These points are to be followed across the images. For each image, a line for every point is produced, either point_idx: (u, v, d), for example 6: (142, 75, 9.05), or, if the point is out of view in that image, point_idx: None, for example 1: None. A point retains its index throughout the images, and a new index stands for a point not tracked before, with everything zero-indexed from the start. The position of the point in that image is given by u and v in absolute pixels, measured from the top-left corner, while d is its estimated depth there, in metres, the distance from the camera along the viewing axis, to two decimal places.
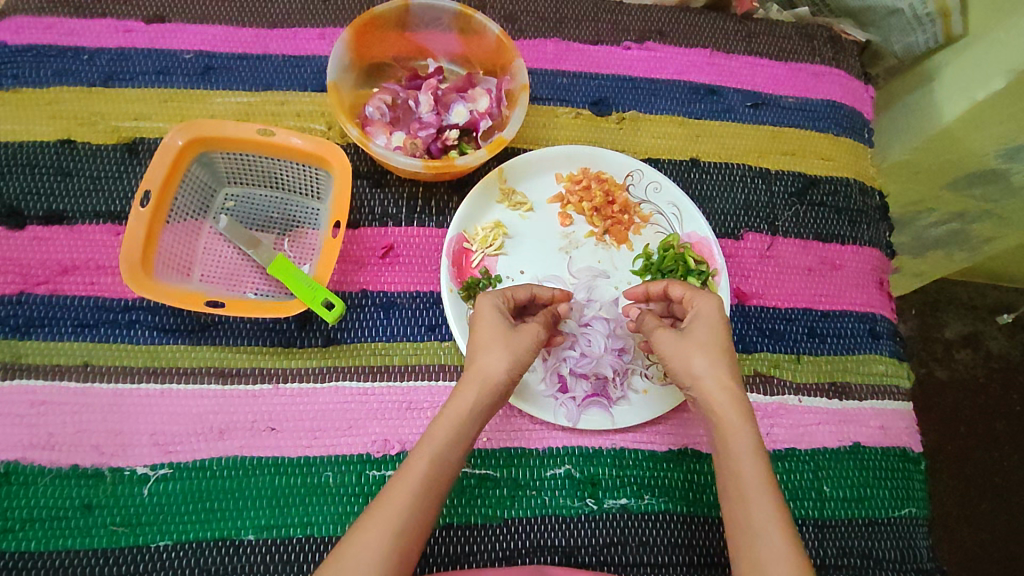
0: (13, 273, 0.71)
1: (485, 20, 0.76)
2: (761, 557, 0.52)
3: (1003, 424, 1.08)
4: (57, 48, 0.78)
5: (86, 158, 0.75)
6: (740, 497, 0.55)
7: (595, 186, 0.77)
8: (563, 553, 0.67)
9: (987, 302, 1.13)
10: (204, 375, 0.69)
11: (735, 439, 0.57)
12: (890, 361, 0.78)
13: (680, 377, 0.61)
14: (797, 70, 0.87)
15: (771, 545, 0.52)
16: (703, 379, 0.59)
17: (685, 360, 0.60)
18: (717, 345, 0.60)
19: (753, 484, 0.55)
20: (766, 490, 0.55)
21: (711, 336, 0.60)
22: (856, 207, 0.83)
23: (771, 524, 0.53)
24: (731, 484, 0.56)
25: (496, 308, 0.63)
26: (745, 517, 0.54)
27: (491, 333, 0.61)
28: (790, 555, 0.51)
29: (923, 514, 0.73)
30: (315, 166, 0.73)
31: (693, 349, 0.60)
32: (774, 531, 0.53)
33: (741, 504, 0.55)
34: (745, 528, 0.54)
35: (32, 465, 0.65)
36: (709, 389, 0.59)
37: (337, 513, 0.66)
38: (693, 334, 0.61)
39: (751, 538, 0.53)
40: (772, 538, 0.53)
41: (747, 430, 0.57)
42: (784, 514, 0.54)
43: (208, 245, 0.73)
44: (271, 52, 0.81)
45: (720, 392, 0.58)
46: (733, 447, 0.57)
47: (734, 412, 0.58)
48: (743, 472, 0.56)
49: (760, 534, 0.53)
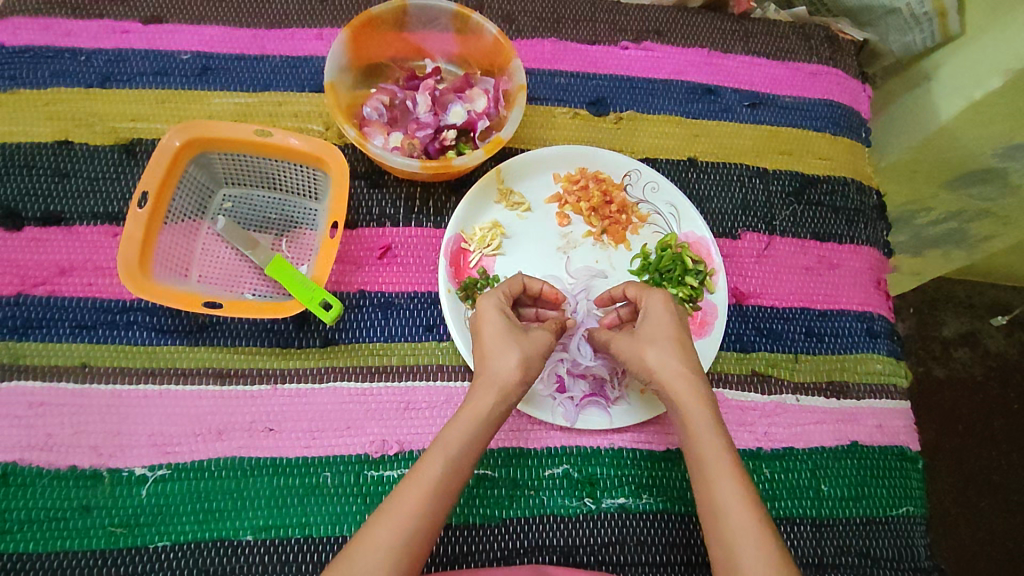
0: (11, 274, 0.71)
1: (482, 20, 0.76)
2: (728, 538, 0.53)
3: (1001, 422, 1.08)
4: (54, 49, 0.78)
5: (83, 159, 0.75)
6: (704, 480, 0.56)
7: (592, 185, 0.78)
8: (562, 553, 0.67)
9: (984, 300, 1.13)
10: (202, 376, 0.69)
11: (692, 422, 0.58)
12: (888, 360, 0.78)
13: (637, 372, 0.63)
14: (794, 69, 0.87)
15: (736, 523, 0.53)
16: (654, 369, 0.60)
17: (638, 354, 0.62)
18: (668, 335, 0.62)
19: (713, 465, 0.56)
20: (726, 471, 0.55)
21: (661, 328, 0.62)
22: (853, 206, 0.83)
23: (735, 503, 0.54)
24: (695, 470, 0.57)
25: (501, 309, 0.63)
26: (710, 499, 0.55)
27: (498, 334, 0.61)
28: (755, 533, 0.52)
29: (921, 512, 0.73)
30: (313, 167, 0.73)
31: (644, 342, 0.62)
32: (738, 509, 0.53)
33: (704, 488, 0.56)
34: (711, 510, 0.55)
35: (30, 466, 0.65)
36: (662, 378, 0.60)
37: (337, 513, 0.66)
38: (644, 328, 0.63)
39: (718, 521, 0.54)
40: (736, 516, 0.53)
41: (702, 413, 0.58)
42: (747, 492, 0.54)
43: (205, 247, 0.73)
44: (268, 53, 0.81)
45: (674, 382, 0.59)
46: (690, 431, 0.58)
47: (689, 396, 0.59)
48: (703, 455, 0.56)
49: (724, 515, 0.54)
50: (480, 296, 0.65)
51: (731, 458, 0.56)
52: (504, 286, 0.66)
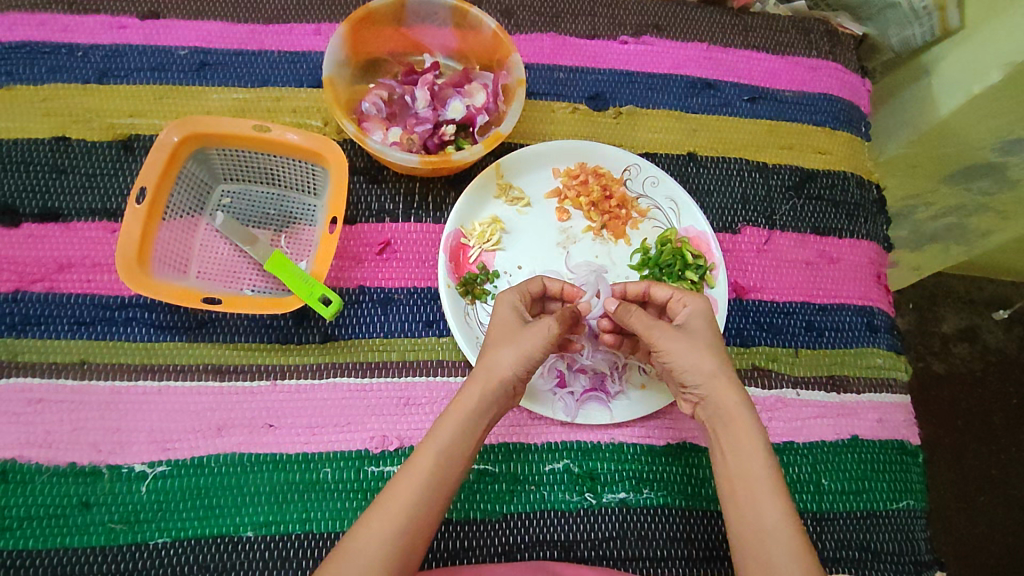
0: (9, 270, 0.70)
1: (481, 15, 0.75)
2: (774, 558, 0.52)
3: (1001, 417, 1.08)
4: (51, 45, 0.78)
5: (80, 155, 0.75)
6: (751, 497, 0.55)
7: (592, 180, 0.78)
8: (562, 548, 0.67)
9: (983, 295, 1.13)
10: (201, 372, 0.69)
11: (747, 438, 0.57)
12: (888, 354, 0.78)
13: (686, 377, 0.60)
14: (793, 63, 0.87)
15: (782, 544, 0.53)
16: (716, 380, 0.59)
17: (692, 359, 0.59)
18: (717, 344, 0.61)
19: (763, 484, 0.55)
20: (774, 489, 0.55)
21: (712, 337, 0.61)
22: (853, 200, 0.83)
23: (782, 524, 0.54)
24: (740, 485, 0.56)
25: (516, 308, 0.62)
26: (755, 518, 0.54)
27: (505, 332, 0.61)
28: (802, 557, 0.52)
29: (921, 506, 0.73)
30: (312, 162, 0.73)
31: (702, 350, 0.60)
32: (788, 530, 0.53)
33: (751, 505, 0.55)
34: (754, 528, 0.54)
35: (28, 463, 0.65)
36: (720, 390, 0.59)
37: (337, 509, 0.66)
38: (699, 333, 0.61)
39: (761, 539, 0.53)
40: (785, 537, 0.53)
41: (756, 428, 0.57)
42: (792, 513, 0.54)
43: (204, 243, 0.73)
44: (266, 48, 0.81)
45: (729, 392, 0.58)
46: (743, 447, 0.57)
47: (745, 412, 0.58)
48: (754, 472, 0.56)
49: (770, 534, 0.53)
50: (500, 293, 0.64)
51: (777, 477, 0.56)
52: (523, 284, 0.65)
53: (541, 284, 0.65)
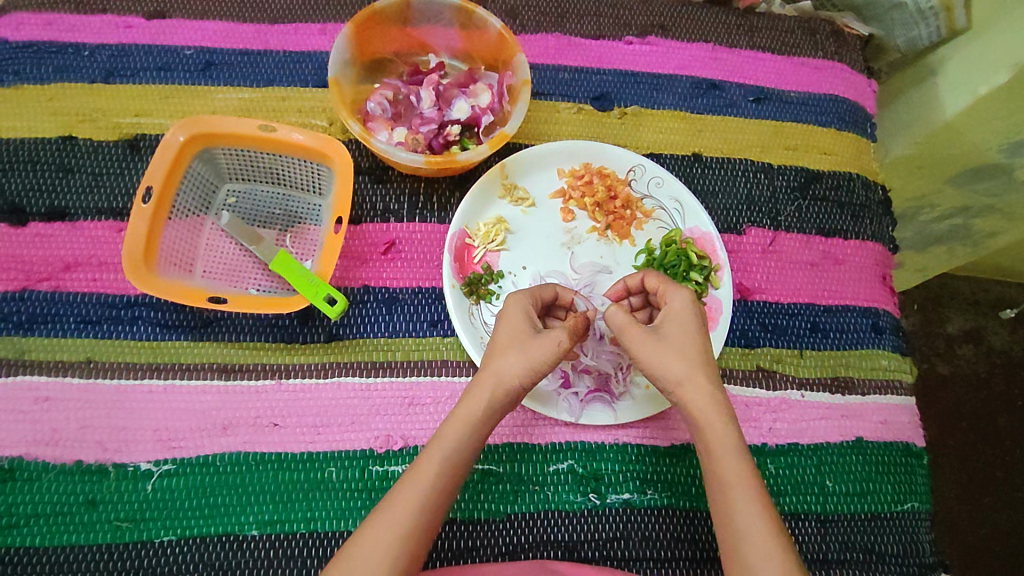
0: (16, 269, 0.71)
1: (486, 15, 0.75)
2: (751, 559, 0.52)
3: (1005, 420, 1.07)
4: (57, 45, 0.78)
5: (86, 154, 0.75)
6: (727, 499, 0.55)
7: (597, 181, 0.77)
8: (565, 548, 0.67)
9: (989, 297, 1.13)
10: (206, 371, 0.69)
11: (719, 439, 0.57)
12: (893, 356, 0.78)
13: (658, 380, 0.60)
14: (799, 64, 0.86)
15: (758, 546, 0.53)
16: (683, 385, 0.58)
17: (665, 365, 0.59)
18: (696, 346, 0.60)
19: (737, 485, 0.55)
20: (751, 491, 0.55)
21: (687, 338, 0.60)
22: (859, 201, 0.82)
23: (758, 526, 0.53)
24: (717, 488, 0.56)
25: (525, 311, 0.62)
26: (732, 519, 0.55)
27: (511, 337, 0.60)
28: (778, 556, 0.52)
29: (925, 508, 0.73)
30: (317, 162, 0.73)
31: (671, 354, 0.59)
32: (763, 531, 0.53)
33: (727, 507, 0.55)
34: (731, 532, 0.54)
35: (36, 461, 0.65)
36: (692, 395, 0.58)
37: (342, 508, 0.66)
38: (670, 336, 0.60)
39: (739, 541, 0.54)
40: (762, 538, 0.53)
41: (730, 431, 0.57)
42: (770, 514, 0.54)
43: (210, 242, 0.73)
44: (271, 48, 0.81)
45: (698, 393, 0.58)
46: (716, 450, 0.56)
47: (716, 414, 0.57)
48: (729, 476, 0.56)
49: (746, 536, 0.53)
50: (512, 294, 0.64)
51: (754, 478, 0.56)
52: (537, 289, 0.65)
53: (552, 292, 0.66)
